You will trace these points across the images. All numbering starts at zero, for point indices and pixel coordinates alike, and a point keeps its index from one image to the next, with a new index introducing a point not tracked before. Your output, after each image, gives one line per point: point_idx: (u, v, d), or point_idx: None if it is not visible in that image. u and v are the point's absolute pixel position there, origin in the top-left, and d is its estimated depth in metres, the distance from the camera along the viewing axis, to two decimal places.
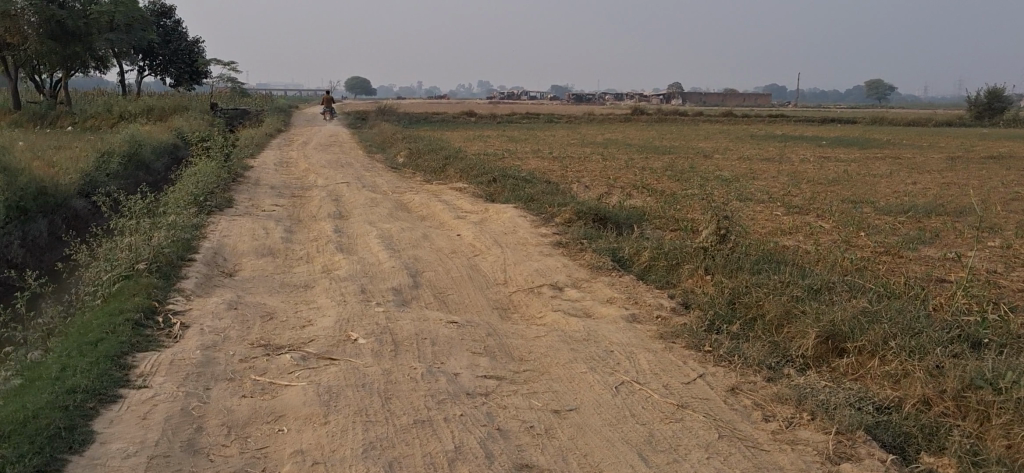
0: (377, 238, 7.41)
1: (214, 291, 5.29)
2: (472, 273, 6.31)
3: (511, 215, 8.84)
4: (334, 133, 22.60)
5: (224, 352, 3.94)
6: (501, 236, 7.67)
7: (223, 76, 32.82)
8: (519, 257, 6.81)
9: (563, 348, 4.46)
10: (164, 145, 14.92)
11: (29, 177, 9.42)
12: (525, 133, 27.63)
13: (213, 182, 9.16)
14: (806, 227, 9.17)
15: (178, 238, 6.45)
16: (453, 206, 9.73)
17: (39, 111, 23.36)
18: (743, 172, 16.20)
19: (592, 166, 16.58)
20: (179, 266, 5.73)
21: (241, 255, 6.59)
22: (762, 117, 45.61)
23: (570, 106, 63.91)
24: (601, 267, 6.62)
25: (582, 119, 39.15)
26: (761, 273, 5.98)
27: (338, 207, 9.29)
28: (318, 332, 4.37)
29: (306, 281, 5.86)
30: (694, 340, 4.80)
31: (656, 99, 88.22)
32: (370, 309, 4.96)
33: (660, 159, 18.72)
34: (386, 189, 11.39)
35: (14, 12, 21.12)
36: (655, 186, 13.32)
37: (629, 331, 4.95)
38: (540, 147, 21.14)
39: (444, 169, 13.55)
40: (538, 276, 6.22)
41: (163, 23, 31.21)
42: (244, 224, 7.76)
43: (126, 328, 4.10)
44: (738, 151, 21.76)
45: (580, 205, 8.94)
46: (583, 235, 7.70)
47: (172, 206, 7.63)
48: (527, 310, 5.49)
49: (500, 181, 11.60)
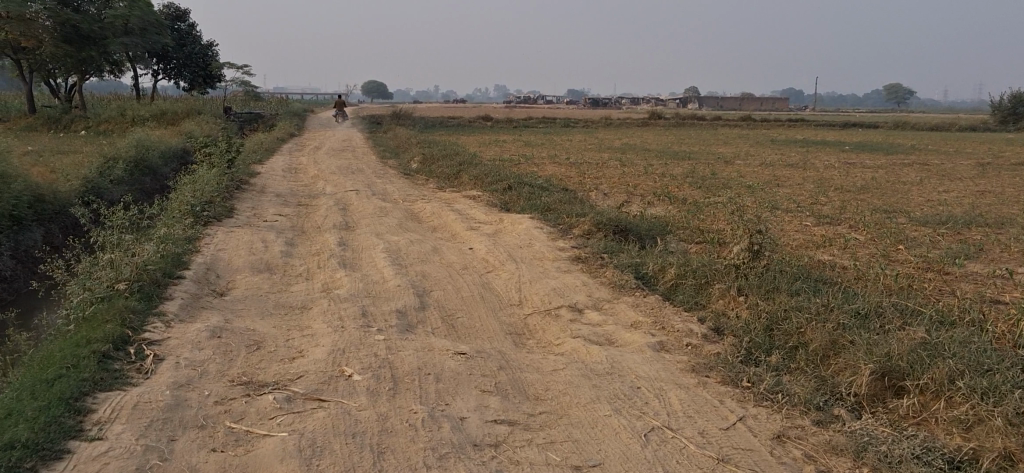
0: (384, 252, 6.94)
1: (200, 315, 4.83)
2: (484, 293, 5.82)
3: (526, 226, 8.34)
4: (348, 137, 22.22)
5: (198, 392, 3.49)
6: (516, 250, 7.18)
7: (237, 80, 32.54)
8: (535, 274, 6.31)
9: (583, 384, 3.97)
10: (173, 150, 14.54)
11: (26, 184, 8.98)
12: (542, 138, 27.17)
13: (214, 191, 8.73)
14: (840, 239, 8.63)
15: (168, 253, 6.00)
16: (466, 216, 9.23)
17: (53, 114, 23.04)
18: (767, 178, 15.72)
19: (610, 172, 16.08)
20: (165, 286, 5.28)
21: (236, 271, 6.12)
22: (783, 121, 44.98)
23: (586, 110, 63.41)
24: (624, 285, 6.11)
25: (600, 124, 38.67)
26: (800, 295, 5.47)
27: (346, 217, 8.83)
28: (307, 366, 3.89)
29: (303, 302, 5.39)
30: (730, 373, 4.32)
31: (673, 103, 87.65)
32: (369, 336, 4.47)
33: (681, 165, 18.22)
34: (398, 197, 10.93)
35: (31, 16, 20.83)
36: (677, 193, 12.81)
37: (658, 363, 4.46)
38: (558, 152, 20.68)
39: (459, 175, 13.09)
40: (555, 296, 5.72)
41: (179, 27, 31.02)
42: (244, 236, 7.31)
43: (90, 361, 3.66)
44: (761, 157, 21.24)
45: (599, 216, 8.44)
46: (603, 250, 7.20)
47: (167, 218, 7.19)
48: (543, 336, 4.99)
49: (516, 189, 11.12)
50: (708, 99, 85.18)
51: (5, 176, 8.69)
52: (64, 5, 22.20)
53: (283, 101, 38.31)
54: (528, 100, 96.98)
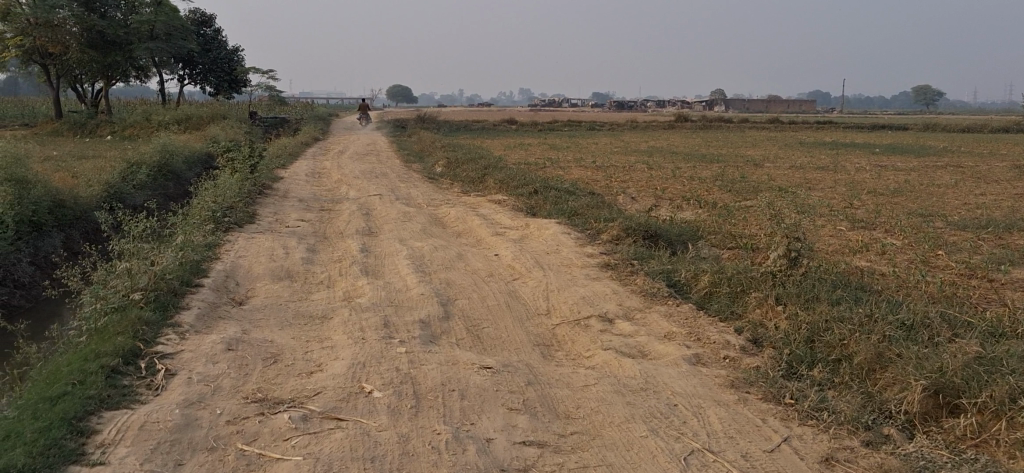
0: (407, 258, 6.74)
1: (217, 326, 4.66)
2: (510, 302, 5.60)
3: (554, 232, 8.12)
4: (372, 141, 22.18)
5: (209, 411, 3.31)
6: (543, 256, 6.97)
7: (262, 84, 32.53)
8: (563, 282, 6.09)
9: (617, 401, 3.75)
10: (197, 155, 14.43)
11: (46, 189, 8.86)
12: (568, 141, 26.95)
13: (235, 196, 8.57)
14: (878, 245, 8.35)
15: (186, 260, 5.84)
16: (491, 221, 9.03)
17: (80, 120, 23.07)
18: (797, 181, 15.41)
19: (637, 176, 15.83)
20: (181, 295, 5.12)
21: (256, 279, 5.94)
22: (809, 123, 44.50)
23: (611, 113, 63.10)
24: (656, 294, 5.88)
25: (625, 127, 38.38)
26: (842, 304, 5.22)
27: (369, 222, 8.65)
28: (325, 382, 3.69)
29: (324, 311, 5.20)
30: (772, 389, 4.08)
31: (699, 105, 87.12)
32: (390, 349, 4.27)
33: (709, 168, 17.94)
34: (421, 201, 10.74)
35: (57, 21, 20.81)
36: (705, 197, 12.54)
37: (694, 377, 4.23)
38: (583, 155, 20.44)
39: (483, 179, 12.90)
40: (584, 305, 5.50)
41: (204, 32, 31.05)
42: (264, 242, 7.14)
43: (98, 378, 3.49)
44: (790, 159, 20.90)
45: (628, 220, 8.21)
46: (634, 256, 6.97)
47: (186, 225, 7.03)
48: (572, 348, 4.77)
49: (542, 193, 10.90)
50: (734, 101, 84.59)
51: (25, 182, 8.57)
52: (90, 10, 22.21)
53: (308, 105, 38.32)
54: (552, 103, 96.71)
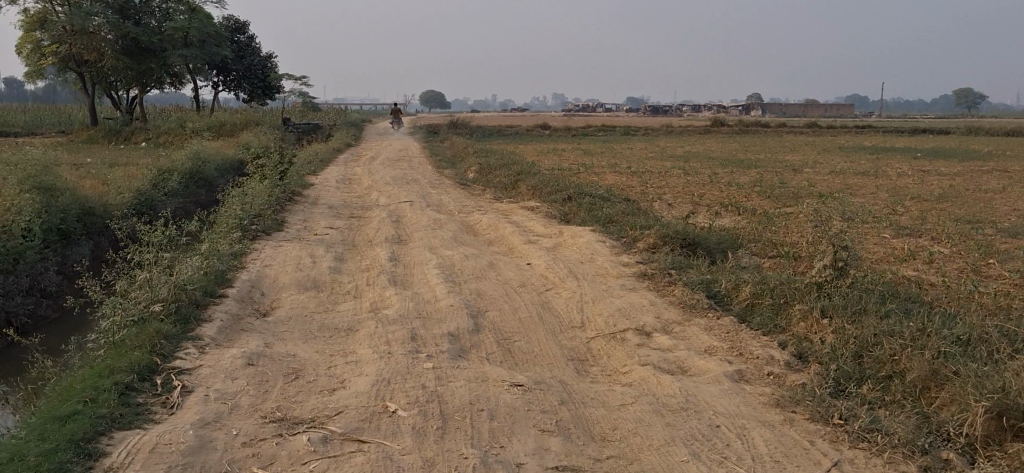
0: (437, 267, 6.57)
1: (239, 339, 4.51)
2: (543, 313, 5.40)
3: (588, 240, 7.91)
4: (404, 147, 22.07)
5: (225, 431, 3.13)
6: (577, 266, 6.76)
7: (296, 91, 32.61)
8: (598, 292, 5.89)
9: (655, 422, 3.54)
10: (229, 162, 14.38)
11: (74, 197, 8.78)
12: (602, 146, 26.68)
13: (264, 204, 8.45)
14: (925, 253, 8.05)
15: (211, 270, 5.70)
16: (523, 228, 8.84)
17: (115, 127, 23.18)
18: (838, 187, 15.06)
19: (673, 182, 15.55)
20: (204, 306, 4.98)
21: (281, 289, 5.79)
22: (848, 127, 43.88)
23: (645, 118, 62.77)
24: (694, 306, 5.65)
25: (660, 132, 38.01)
26: (892, 317, 4.95)
27: (398, 230, 8.49)
28: (348, 400, 3.52)
29: (350, 323, 5.03)
30: (819, 408, 3.83)
31: (734, 110, 86.41)
32: (417, 364, 4.09)
33: (746, 174, 17.61)
34: (453, 208, 10.57)
35: (92, 29, 20.88)
36: (743, 204, 12.27)
37: (737, 396, 4.00)
38: (618, 161, 20.18)
39: (516, 185, 12.70)
40: (620, 318, 5.29)
41: (238, 39, 31.18)
42: (291, 250, 6.99)
43: (110, 395, 3.34)
44: (829, 164, 20.51)
45: (665, 229, 7.98)
46: (671, 266, 6.75)
47: (212, 234, 6.91)
48: (607, 364, 4.57)
49: (576, 200, 10.69)
50: (769, 106, 83.70)
51: (54, 189, 8.50)
52: (125, 18, 22.29)
53: (341, 111, 38.38)
54: (586, 109, 96.38)
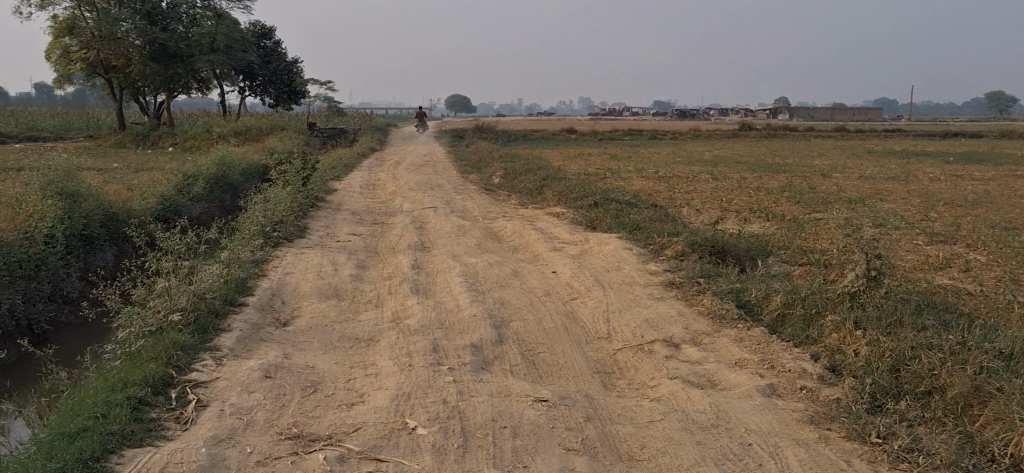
0: (460, 276, 6.45)
1: (257, 349, 4.42)
2: (568, 324, 5.27)
3: (614, 247, 7.76)
4: (430, 151, 22.04)
5: (239, 449, 3.03)
6: (603, 274, 6.62)
7: (322, 96, 32.66)
8: (625, 302, 5.75)
9: (685, 441, 3.40)
10: (254, 167, 14.36)
11: (98, 202, 8.75)
12: (628, 151, 26.49)
13: (286, 210, 8.38)
14: (961, 261, 7.84)
15: (231, 278, 5.62)
16: (549, 235, 8.71)
17: (143, 132, 23.29)
18: (869, 192, 14.82)
19: (701, 187, 15.36)
20: (222, 316, 4.89)
21: (302, 297, 5.70)
22: (877, 131, 43.38)
23: (670, 121, 62.46)
24: (724, 317, 5.50)
25: (687, 136, 37.73)
26: (930, 330, 4.76)
27: (422, 236, 8.39)
28: (366, 416, 3.40)
29: (371, 333, 4.92)
30: (855, 426, 3.67)
31: (761, 113, 85.86)
32: (438, 377, 3.97)
33: (774, 178, 17.40)
34: (477, 214, 10.45)
35: (120, 35, 20.99)
36: (772, 210, 12.07)
37: (769, 412, 3.84)
38: (644, 166, 20.00)
39: (541, 191, 12.58)
40: (648, 329, 5.16)
41: (264, 44, 31.30)
42: (313, 258, 6.91)
43: (122, 411, 3.25)
44: (859, 169, 20.24)
45: (693, 236, 7.82)
46: (699, 275, 6.60)
47: (234, 241, 6.84)
48: (634, 378, 4.45)
49: (602, 206, 10.54)
50: (797, 109, 83.07)
51: (78, 195, 8.46)
52: (152, 23, 22.40)
53: (366, 116, 38.42)
54: (612, 112, 96.15)
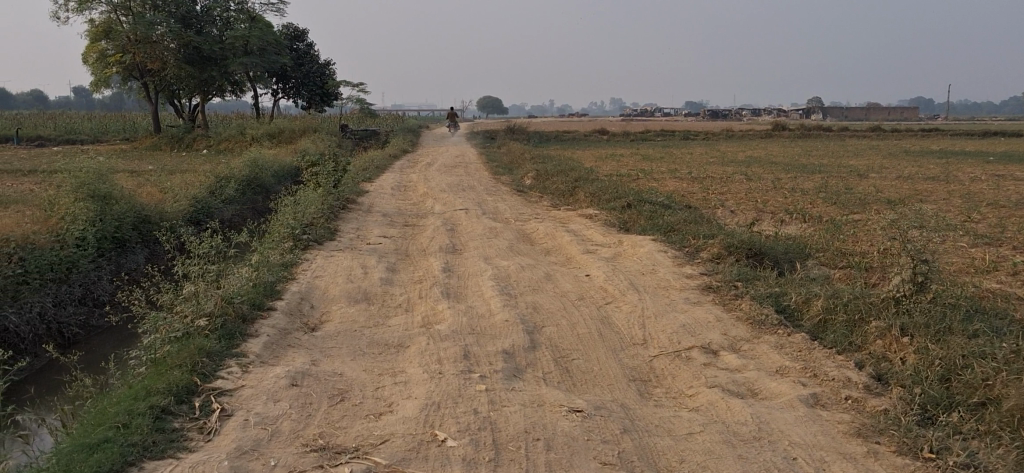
0: (492, 279, 6.34)
1: (285, 356, 4.32)
2: (602, 329, 5.13)
3: (649, 250, 7.61)
4: (462, 152, 22.01)
5: (263, 462, 2.92)
6: (638, 277, 6.47)
7: (354, 97, 32.73)
8: (661, 307, 5.60)
9: (726, 455, 3.25)
10: (285, 169, 14.35)
11: (130, 204, 8.73)
12: (661, 151, 26.28)
13: (317, 213, 8.31)
14: (1008, 263, 7.61)
15: (260, 282, 5.54)
16: (582, 237, 8.57)
17: (178, 134, 23.44)
18: (908, 192, 14.55)
19: (735, 188, 15.14)
20: (250, 321, 4.81)
21: (331, 301, 5.61)
22: (913, 130, 42.81)
23: (703, 121, 62.10)
24: (763, 322, 5.33)
25: (721, 136, 37.43)
26: (981, 338, 4.57)
27: (453, 239, 8.28)
28: (394, 427, 3.28)
29: (401, 338, 4.82)
30: (906, 440, 3.49)
31: (796, 113, 85.12)
32: (470, 386, 3.86)
33: (810, 179, 17.15)
34: (509, 216, 10.34)
35: (155, 38, 21.13)
36: (809, 211, 11.85)
37: (813, 424, 3.67)
38: (677, 166, 19.81)
39: (574, 192, 12.45)
40: (685, 335, 5.00)
41: (297, 46, 31.44)
42: (343, 260, 6.83)
43: (145, 420, 3.18)
44: (898, 169, 19.90)
45: (730, 238, 7.65)
46: (737, 278, 6.43)
47: (264, 244, 6.77)
48: (672, 386, 4.31)
49: (636, 207, 10.39)
50: (832, 109, 82.04)
51: (109, 197, 8.44)
52: (187, 27, 22.53)
53: (398, 117, 38.46)
54: (643, 113, 95.81)
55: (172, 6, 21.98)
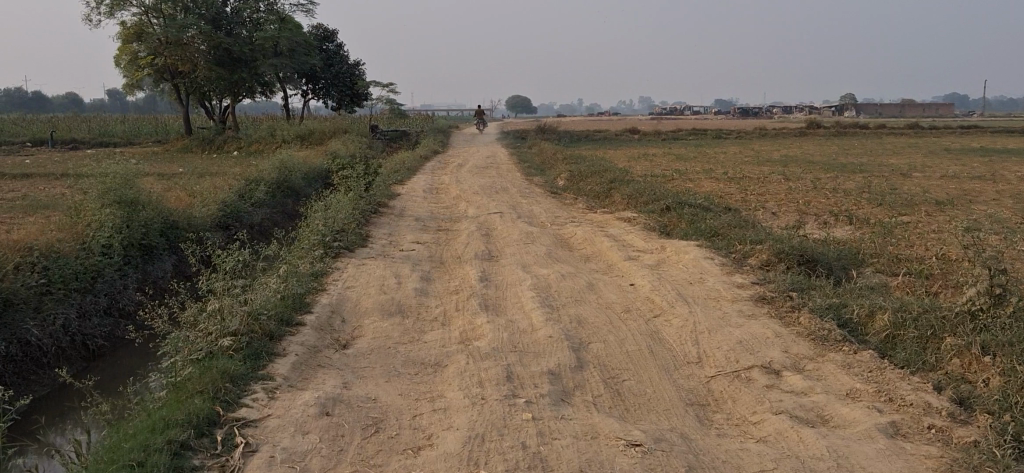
0: (532, 289, 6.00)
1: (315, 377, 4.03)
2: (653, 346, 4.77)
3: (694, 256, 7.24)
4: (493, 152, 21.74)
5: None
6: (686, 287, 6.12)
7: (384, 98, 32.52)
8: (714, 320, 5.24)
9: None
10: (316, 171, 14.11)
11: (158, 208, 8.47)
12: (695, 151, 25.81)
13: (347, 218, 8.03)
14: None
15: (288, 294, 5.25)
16: (623, 242, 8.22)
17: (209, 136, 23.32)
18: (956, 192, 14.05)
19: (775, 188, 14.72)
20: (278, 339, 4.52)
21: (363, 315, 5.30)
22: (952, 127, 41.94)
23: (734, 121, 61.39)
24: (826, 339, 4.96)
25: (754, 134, 36.87)
26: None
27: (488, 245, 7.96)
28: (435, 466, 2.97)
29: (438, 357, 4.50)
30: None
31: (828, 111, 83.95)
32: (516, 415, 3.53)
33: (851, 178, 16.68)
34: (545, 219, 10.00)
35: (186, 40, 21.09)
36: (855, 213, 11.41)
37: (898, 459, 3.32)
38: (713, 166, 19.37)
39: (610, 194, 12.10)
40: (743, 354, 4.64)
41: (326, 47, 31.30)
42: (375, 269, 6.53)
43: (161, 458, 2.90)
44: (941, 167, 19.34)
45: (779, 244, 7.28)
46: (791, 289, 6.06)
47: (293, 254, 6.49)
48: (734, 411, 3.96)
49: (676, 210, 10.02)
50: (865, 106, 80.87)
51: (136, 202, 8.17)
52: (217, 28, 22.40)
53: (428, 117, 38.22)
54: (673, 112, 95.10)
55: (202, 8, 21.83)
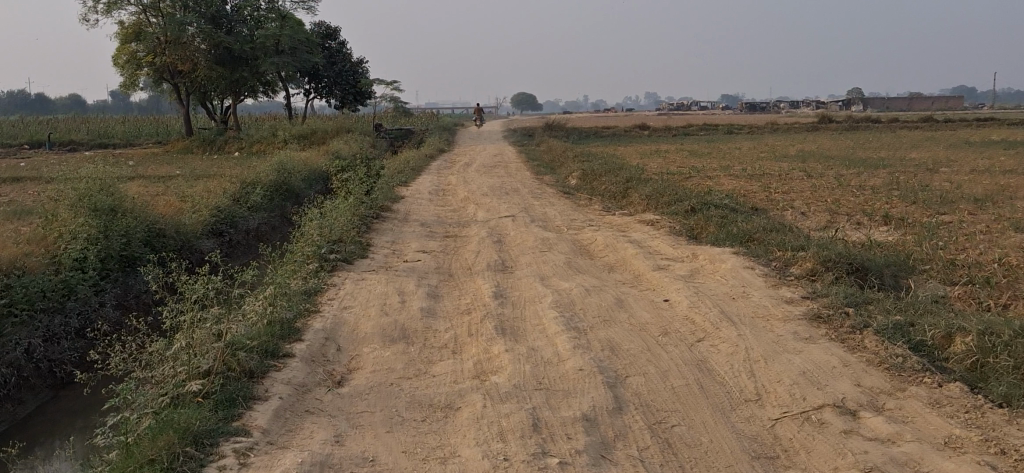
0: (554, 308, 5.29)
1: (303, 427, 3.34)
2: (702, 380, 4.06)
3: (731, 265, 6.51)
4: (500, 151, 21.06)
5: None
6: (730, 303, 5.39)
7: (388, 96, 31.82)
8: (768, 345, 4.52)
9: None
10: (316, 172, 13.42)
11: (142, 216, 7.74)
12: (707, 146, 25.06)
13: (345, 227, 7.33)
14: None
15: (275, 321, 4.57)
16: (649, 249, 7.49)
17: (209, 136, 22.61)
18: (990, 189, 13.27)
19: (798, 186, 13.97)
20: (259, 378, 3.83)
21: (361, 343, 4.58)
22: (966, 120, 40.99)
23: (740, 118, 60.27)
24: (903, 368, 4.22)
25: (767, 129, 36.00)
26: None
27: (501, 253, 7.25)
28: None
29: (448, 398, 3.78)
30: None
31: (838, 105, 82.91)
32: None
33: (875, 175, 15.90)
34: (561, 223, 9.29)
35: (185, 39, 20.41)
36: (890, 212, 10.66)
37: None
38: (728, 163, 18.61)
39: (627, 193, 11.38)
40: (810, 389, 3.93)
41: (329, 45, 30.61)
42: (376, 285, 5.82)
43: None
44: (967, 161, 18.55)
45: (825, 251, 6.54)
46: (847, 304, 5.33)
47: (283, 270, 5.78)
48: (811, 467, 3.24)
49: (702, 211, 9.29)
50: (873, 98, 79.89)
51: (117, 210, 7.43)
52: (217, 25, 21.70)
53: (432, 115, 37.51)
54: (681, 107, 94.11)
55: (202, 5, 21.14)
